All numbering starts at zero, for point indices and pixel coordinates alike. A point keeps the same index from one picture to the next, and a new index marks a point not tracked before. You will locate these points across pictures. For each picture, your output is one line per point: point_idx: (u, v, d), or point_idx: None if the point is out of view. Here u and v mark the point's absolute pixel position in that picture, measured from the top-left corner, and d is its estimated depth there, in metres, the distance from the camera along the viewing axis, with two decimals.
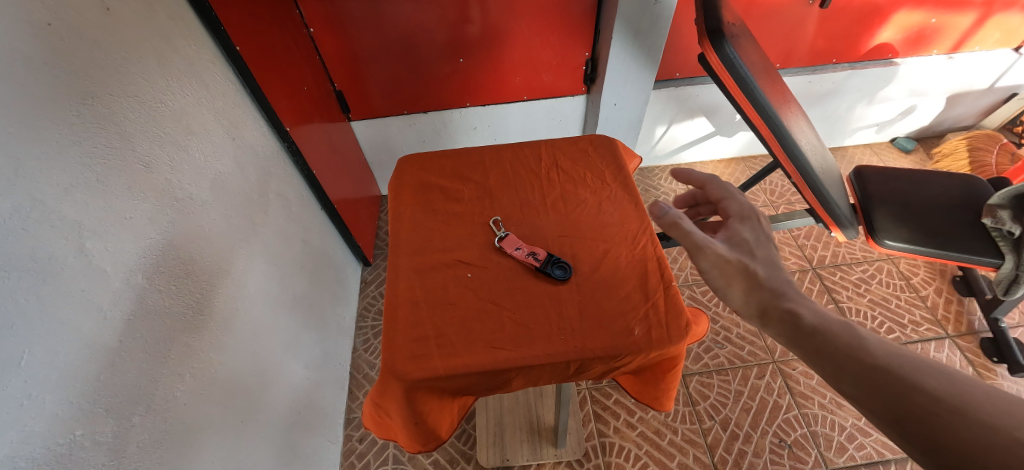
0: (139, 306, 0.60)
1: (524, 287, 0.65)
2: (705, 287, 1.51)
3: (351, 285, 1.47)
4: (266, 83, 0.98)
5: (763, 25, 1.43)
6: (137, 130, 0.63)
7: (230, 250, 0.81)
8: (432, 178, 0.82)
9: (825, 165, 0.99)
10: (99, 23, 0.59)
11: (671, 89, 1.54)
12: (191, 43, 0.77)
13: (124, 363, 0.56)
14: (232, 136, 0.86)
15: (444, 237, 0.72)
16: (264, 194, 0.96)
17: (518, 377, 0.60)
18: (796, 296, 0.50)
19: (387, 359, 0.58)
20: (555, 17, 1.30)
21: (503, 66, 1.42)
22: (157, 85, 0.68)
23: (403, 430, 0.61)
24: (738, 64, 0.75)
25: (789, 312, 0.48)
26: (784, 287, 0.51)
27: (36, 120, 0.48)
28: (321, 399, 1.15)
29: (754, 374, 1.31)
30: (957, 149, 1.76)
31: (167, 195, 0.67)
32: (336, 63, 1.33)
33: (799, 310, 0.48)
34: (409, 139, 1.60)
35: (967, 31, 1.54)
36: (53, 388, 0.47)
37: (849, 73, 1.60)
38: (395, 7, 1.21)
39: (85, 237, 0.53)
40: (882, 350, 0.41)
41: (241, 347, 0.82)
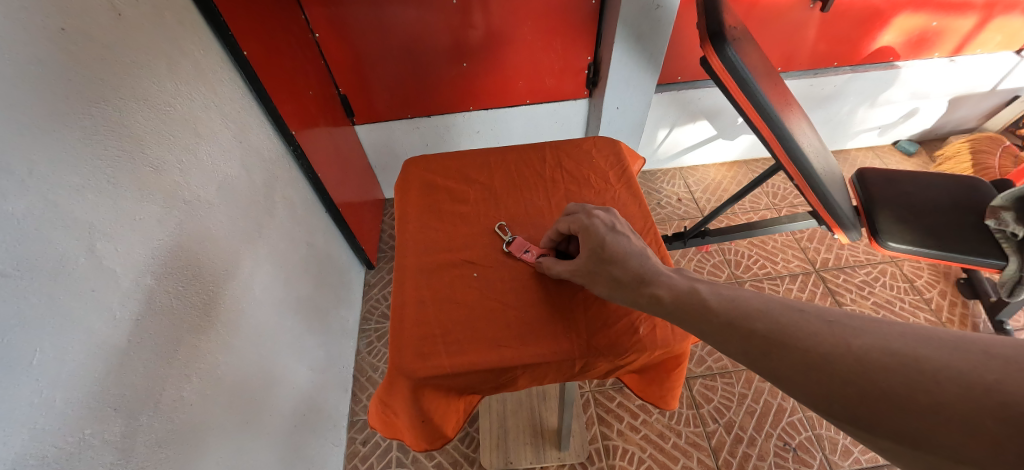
0: (148, 307, 0.60)
1: (530, 286, 0.66)
2: None
3: (354, 287, 1.48)
4: (272, 87, 0.99)
5: (764, 29, 1.44)
6: (147, 133, 0.64)
7: (236, 252, 0.82)
8: (437, 179, 0.82)
9: (827, 167, 0.99)
10: (110, 28, 0.60)
11: (672, 93, 1.55)
12: (199, 47, 0.78)
13: (132, 363, 0.57)
14: (238, 139, 0.87)
15: (450, 237, 0.72)
16: (269, 197, 0.97)
17: (523, 375, 0.60)
18: (658, 275, 0.53)
19: (395, 357, 0.58)
20: (557, 21, 1.31)
21: (506, 70, 1.43)
22: (167, 89, 0.69)
23: (410, 428, 0.62)
24: (740, 67, 0.75)
25: (615, 280, 0.55)
26: (642, 271, 0.54)
27: (48, 123, 0.49)
28: (324, 401, 1.15)
29: (758, 377, 1.31)
30: (960, 152, 1.76)
31: (175, 197, 0.68)
32: (340, 67, 1.34)
33: (659, 292, 0.51)
34: (413, 143, 1.61)
35: (969, 34, 1.55)
36: (64, 387, 0.48)
37: (851, 76, 1.60)
38: (399, 12, 1.22)
39: (96, 238, 0.53)
40: (722, 304, 0.46)
41: (246, 348, 0.82)
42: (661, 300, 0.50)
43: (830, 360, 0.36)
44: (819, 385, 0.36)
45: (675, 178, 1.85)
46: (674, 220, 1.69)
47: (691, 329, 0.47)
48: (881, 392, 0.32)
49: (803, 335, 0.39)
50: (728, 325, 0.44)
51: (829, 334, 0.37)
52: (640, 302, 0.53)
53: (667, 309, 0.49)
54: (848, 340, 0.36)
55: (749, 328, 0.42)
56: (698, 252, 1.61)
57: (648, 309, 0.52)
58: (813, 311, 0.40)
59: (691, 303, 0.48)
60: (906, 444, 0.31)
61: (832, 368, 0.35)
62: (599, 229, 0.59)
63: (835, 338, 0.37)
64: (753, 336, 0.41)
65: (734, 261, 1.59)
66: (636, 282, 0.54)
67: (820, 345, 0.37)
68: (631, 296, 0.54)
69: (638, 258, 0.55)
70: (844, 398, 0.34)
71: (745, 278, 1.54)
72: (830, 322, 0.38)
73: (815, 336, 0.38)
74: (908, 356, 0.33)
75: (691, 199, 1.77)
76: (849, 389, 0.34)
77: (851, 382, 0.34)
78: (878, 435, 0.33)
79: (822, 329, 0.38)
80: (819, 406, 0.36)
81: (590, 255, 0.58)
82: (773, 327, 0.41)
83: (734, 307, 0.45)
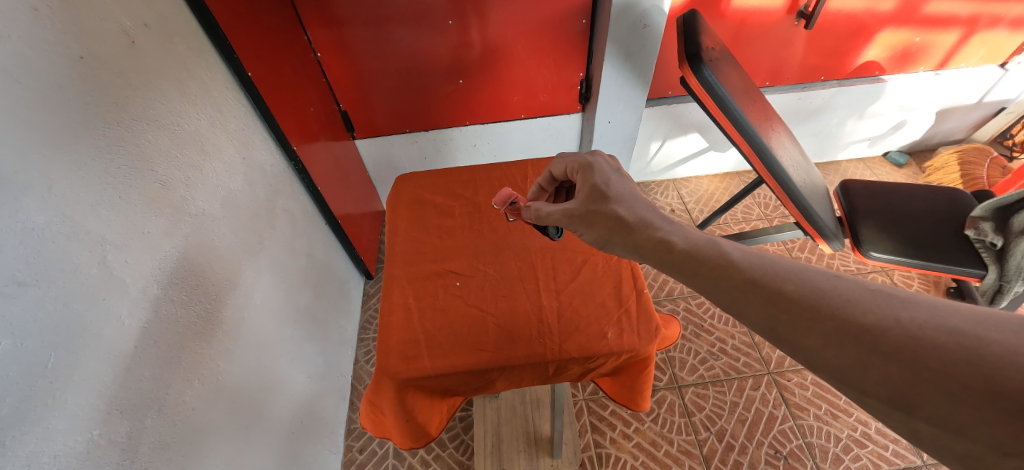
0: (153, 315, 0.64)
1: (509, 294, 0.69)
2: (700, 299, 1.53)
3: (353, 297, 1.51)
4: (275, 105, 1.04)
5: (750, 45, 1.49)
6: (157, 151, 0.68)
7: (238, 263, 0.85)
8: (426, 194, 0.86)
9: (807, 180, 1.03)
10: (125, 54, 0.64)
11: (664, 107, 1.59)
12: (206, 69, 0.82)
13: (138, 368, 0.60)
14: (242, 155, 0.91)
15: (436, 248, 0.76)
16: (271, 210, 1.01)
17: (501, 377, 0.63)
18: (666, 224, 0.55)
19: (381, 360, 0.61)
20: (549, 39, 1.36)
21: (501, 86, 1.48)
22: (176, 110, 0.73)
23: (396, 427, 0.64)
24: (716, 86, 0.80)
25: (618, 219, 0.58)
26: (647, 218, 0.57)
27: (66, 144, 0.53)
28: (322, 408, 1.17)
29: (749, 386, 1.32)
30: (948, 164, 1.79)
31: (181, 211, 0.72)
32: (341, 85, 1.39)
33: (672, 237, 0.52)
34: (411, 156, 1.66)
35: (952, 49, 1.59)
36: (74, 390, 0.51)
37: (837, 90, 1.64)
38: (397, 32, 1.28)
39: (107, 250, 0.57)
40: (746, 261, 0.45)
41: (247, 356, 0.85)
42: (674, 249, 0.51)
43: (875, 333, 0.35)
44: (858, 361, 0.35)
45: (668, 190, 1.89)
46: None
47: (706, 285, 0.47)
48: (933, 375, 0.32)
49: (842, 302, 0.38)
50: (752, 285, 0.43)
51: (873, 304, 0.37)
52: (650, 248, 0.54)
53: (680, 254, 0.50)
54: (896, 313, 0.35)
55: (778, 289, 0.42)
56: None
57: (658, 258, 0.53)
58: (851, 279, 0.39)
59: (710, 259, 0.48)
60: (951, 430, 0.31)
61: (877, 342, 0.35)
62: (602, 174, 0.63)
63: (881, 309, 0.36)
64: (782, 298, 0.41)
65: None
66: (642, 229, 0.56)
67: (863, 314, 0.36)
68: (638, 244, 0.55)
69: (639, 203, 0.59)
70: (884, 377, 0.34)
71: None
72: (873, 289, 0.37)
73: (857, 304, 0.37)
74: (966, 337, 0.32)
75: (684, 210, 1.80)
76: (892, 367, 0.33)
77: (895, 360, 0.33)
78: (913, 419, 0.32)
79: (864, 296, 0.37)
80: (852, 384, 0.36)
81: (590, 193, 0.61)
82: (807, 292, 0.40)
83: (760, 266, 0.44)
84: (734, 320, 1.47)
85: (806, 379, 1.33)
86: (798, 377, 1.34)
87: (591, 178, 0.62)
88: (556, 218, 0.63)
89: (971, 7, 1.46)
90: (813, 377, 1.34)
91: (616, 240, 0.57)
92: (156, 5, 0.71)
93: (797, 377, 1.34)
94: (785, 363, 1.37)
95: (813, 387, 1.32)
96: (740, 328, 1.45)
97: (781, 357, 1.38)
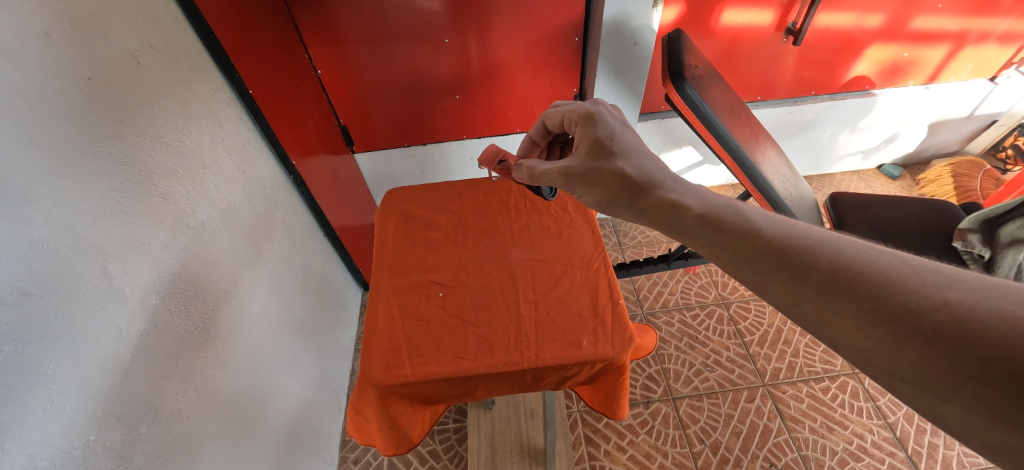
0: (152, 324, 0.66)
1: (489, 304, 0.71)
2: (695, 311, 1.54)
3: (350, 308, 1.53)
4: (276, 120, 1.07)
5: (741, 62, 1.52)
6: (159, 166, 0.71)
7: (235, 274, 0.88)
8: (413, 208, 0.89)
9: (792, 192, 1.05)
10: (130, 74, 0.67)
11: (657, 121, 1.62)
12: (209, 87, 0.86)
13: (135, 376, 0.62)
14: (242, 170, 0.94)
15: (421, 260, 0.78)
16: (269, 222, 1.03)
17: (480, 385, 0.65)
18: (676, 184, 0.57)
19: (364, 367, 0.63)
20: (544, 55, 1.40)
21: (497, 101, 1.52)
22: (178, 127, 0.76)
23: (379, 433, 0.66)
24: (699, 102, 0.83)
25: (622, 177, 0.60)
26: (652, 175, 0.59)
27: (73, 160, 0.56)
28: (316, 418, 1.17)
29: (744, 398, 1.32)
30: (942, 176, 1.79)
31: (181, 223, 0.74)
32: (341, 100, 1.43)
33: (687, 200, 0.53)
34: (409, 169, 1.69)
35: (941, 64, 1.62)
36: (72, 397, 0.53)
37: (829, 104, 1.67)
38: (396, 50, 1.32)
39: (109, 261, 0.60)
40: (775, 231, 0.45)
41: (243, 365, 0.87)
42: (691, 216, 0.52)
43: (919, 312, 0.33)
44: (892, 344, 0.34)
45: None
46: (662, 243, 1.74)
47: (730, 256, 0.46)
48: (980, 361, 0.30)
49: (881, 278, 0.36)
50: (779, 255, 0.43)
51: (917, 282, 0.35)
52: (664, 213, 0.55)
53: (695, 216, 0.51)
54: (941, 293, 0.34)
55: (809, 264, 0.41)
56: (685, 274, 1.64)
57: (676, 227, 0.53)
58: (890, 254, 0.38)
59: (734, 227, 0.47)
60: (987, 417, 0.30)
61: (918, 325, 0.33)
62: (605, 128, 0.66)
63: (924, 288, 0.35)
64: (814, 272, 0.40)
65: (721, 283, 1.62)
66: (650, 190, 0.58)
67: (904, 293, 0.35)
68: (644, 205, 0.57)
69: (645, 160, 0.61)
70: (920, 363, 0.33)
71: (731, 299, 1.57)
72: (915, 267, 0.36)
73: (897, 280, 0.36)
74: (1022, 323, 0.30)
75: None
76: (932, 353, 0.32)
77: (937, 344, 0.32)
78: (943, 404, 0.32)
79: (906, 273, 0.36)
80: (882, 367, 0.35)
81: (592, 149, 0.65)
82: (841, 265, 0.39)
83: (791, 237, 0.44)
84: (728, 332, 1.48)
85: (801, 391, 1.33)
86: (793, 390, 1.34)
87: (596, 131, 0.66)
88: (552, 177, 0.68)
89: (958, 23, 1.49)
90: (807, 389, 1.34)
91: (618, 199, 0.60)
92: (164, 28, 0.75)
93: (792, 389, 1.34)
94: (780, 375, 1.37)
95: (808, 399, 1.31)
96: (734, 340, 1.45)
97: (775, 369, 1.38)
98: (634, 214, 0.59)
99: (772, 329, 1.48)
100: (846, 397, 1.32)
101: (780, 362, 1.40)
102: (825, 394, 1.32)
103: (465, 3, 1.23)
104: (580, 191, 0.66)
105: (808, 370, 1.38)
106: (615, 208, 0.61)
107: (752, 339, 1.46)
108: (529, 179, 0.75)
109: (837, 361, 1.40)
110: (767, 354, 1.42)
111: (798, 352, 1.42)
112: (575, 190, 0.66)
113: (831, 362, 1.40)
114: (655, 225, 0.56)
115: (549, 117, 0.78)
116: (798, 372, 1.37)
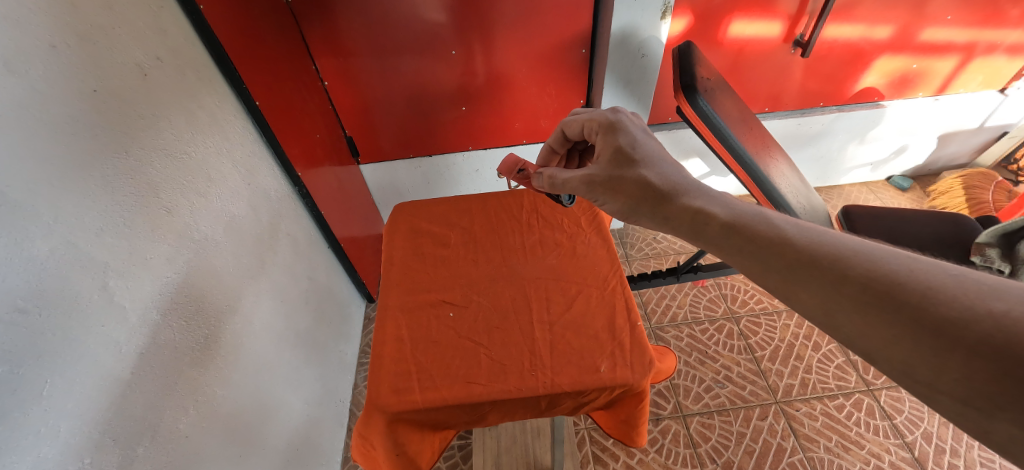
0: (151, 341, 0.64)
1: (503, 325, 0.70)
2: (704, 325, 1.51)
3: (354, 321, 1.51)
4: (282, 132, 1.07)
5: (748, 74, 1.51)
6: (163, 179, 0.70)
7: (238, 288, 0.86)
8: (422, 223, 0.88)
9: (807, 204, 1.03)
10: (136, 86, 0.66)
11: (664, 132, 1.61)
12: (215, 99, 0.85)
13: (133, 395, 0.60)
14: (247, 181, 0.93)
15: (432, 278, 0.77)
16: (273, 234, 1.02)
17: (492, 411, 0.63)
18: (701, 190, 0.55)
19: (371, 392, 0.62)
20: (551, 67, 1.40)
21: (503, 112, 1.51)
22: (184, 139, 0.75)
23: (386, 460, 0.63)
24: (711, 115, 0.82)
25: (645, 186, 0.59)
26: (676, 182, 0.57)
27: (74, 173, 0.55)
28: (317, 435, 1.15)
29: (756, 415, 1.29)
30: (953, 188, 1.77)
31: (184, 237, 0.73)
32: (347, 112, 1.42)
33: (712, 208, 0.51)
34: (415, 181, 1.68)
35: (950, 75, 1.61)
36: (67, 418, 0.51)
37: (838, 116, 1.66)
38: (403, 62, 1.32)
39: (109, 276, 0.58)
40: (805, 241, 0.43)
41: (245, 381, 0.85)
42: (717, 223, 0.50)
43: (962, 326, 0.32)
44: (932, 356, 0.33)
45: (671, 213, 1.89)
46: (669, 255, 1.72)
47: (760, 265, 0.44)
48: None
49: (919, 288, 0.35)
50: (810, 265, 0.41)
51: (958, 292, 0.33)
52: (689, 221, 0.53)
53: (722, 224, 0.49)
54: (986, 304, 0.32)
55: (843, 271, 0.39)
56: (694, 287, 1.62)
57: (702, 235, 0.51)
58: (927, 262, 0.36)
59: (763, 236, 0.45)
60: None
61: (961, 336, 0.32)
62: (628, 136, 0.64)
63: (967, 299, 0.33)
64: (848, 281, 0.38)
65: (730, 296, 1.59)
66: (674, 197, 0.56)
67: (946, 304, 0.33)
68: (668, 213, 0.55)
69: (667, 167, 0.60)
70: (965, 375, 0.31)
71: (741, 313, 1.54)
72: (956, 275, 0.34)
73: (936, 290, 0.34)
74: None
75: None
76: (978, 365, 0.31)
77: (983, 356, 0.30)
78: (991, 421, 0.30)
79: (946, 283, 0.34)
80: (920, 380, 0.34)
81: (614, 158, 0.63)
82: (877, 274, 0.37)
83: (821, 246, 0.41)
84: (738, 347, 1.45)
85: (814, 409, 1.30)
86: (807, 407, 1.30)
87: (616, 140, 0.64)
88: (574, 185, 0.68)
89: (967, 35, 1.48)
90: (821, 407, 1.30)
91: (642, 207, 0.59)
92: (171, 40, 0.74)
93: (805, 406, 1.30)
94: (792, 392, 1.33)
95: (822, 417, 1.28)
96: (745, 355, 1.42)
97: (788, 385, 1.35)
98: (659, 223, 0.57)
99: (783, 344, 1.45)
100: (862, 415, 1.28)
101: (792, 378, 1.37)
102: (839, 412, 1.29)
103: (472, 15, 1.23)
104: (602, 198, 0.64)
105: (821, 387, 1.34)
106: (638, 216, 0.60)
107: (764, 354, 1.42)
108: (550, 187, 0.74)
109: (851, 378, 1.36)
110: (779, 370, 1.39)
111: (811, 368, 1.39)
112: (597, 198, 0.65)
113: (845, 379, 1.36)
114: (681, 233, 0.54)
115: (568, 125, 0.77)
116: (811, 389, 1.34)
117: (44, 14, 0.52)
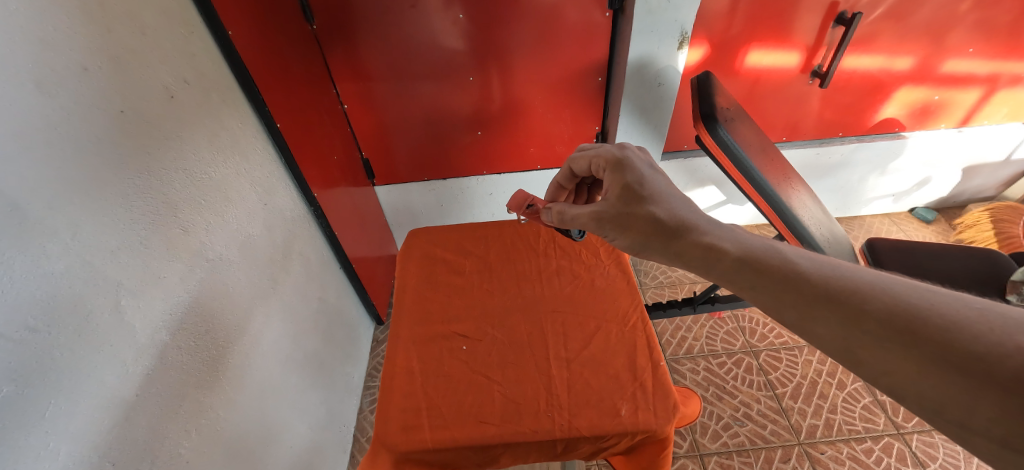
0: (159, 361, 0.63)
1: (517, 360, 0.68)
2: (721, 359, 1.45)
3: (362, 343, 1.50)
4: (300, 152, 1.08)
5: (765, 103, 1.51)
6: (182, 198, 0.70)
7: (248, 308, 0.85)
8: (437, 251, 0.87)
9: (830, 237, 0.99)
10: (162, 107, 0.68)
11: (679, 160, 1.61)
12: (237, 120, 0.86)
13: (135, 418, 0.59)
14: (264, 201, 0.94)
15: (445, 309, 0.76)
16: (287, 253, 1.02)
17: (505, 453, 0.60)
18: (714, 228, 0.52)
19: (380, 430, 0.60)
20: (568, 94, 1.41)
21: (519, 138, 1.52)
22: (205, 160, 0.76)
23: None
24: (730, 143, 0.82)
25: (654, 222, 0.57)
26: (685, 219, 0.55)
27: (96, 192, 0.55)
28: (320, 460, 1.12)
29: (778, 457, 1.22)
30: (980, 221, 1.70)
31: (199, 255, 0.73)
32: (366, 135, 1.45)
33: (722, 243, 0.49)
34: (429, 203, 1.68)
35: (973, 107, 1.58)
36: (68, 440, 0.49)
37: (857, 146, 1.64)
38: (421, 86, 1.34)
39: (122, 295, 0.58)
40: (820, 275, 0.40)
41: (249, 406, 0.83)
42: (729, 259, 0.47)
43: (995, 359, 0.29)
44: (964, 394, 0.30)
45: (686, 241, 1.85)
46: (685, 284, 1.68)
47: (774, 301, 0.42)
48: None
49: (943, 324, 0.32)
50: (828, 300, 0.38)
51: (984, 326, 0.31)
52: (701, 258, 0.51)
53: (735, 260, 0.47)
54: (1013, 339, 0.30)
55: (861, 308, 0.36)
56: (711, 319, 1.57)
57: (714, 271, 0.49)
58: (948, 295, 0.34)
59: (777, 270, 0.43)
60: None
61: (991, 374, 0.29)
62: (634, 173, 0.63)
63: (994, 334, 0.30)
64: (865, 317, 0.36)
65: (749, 329, 1.54)
66: (684, 234, 0.53)
67: (971, 339, 0.31)
68: (679, 249, 0.53)
69: (677, 203, 0.57)
70: (1000, 415, 0.29)
71: (761, 347, 1.48)
72: (979, 309, 0.32)
73: (962, 325, 0.32)
74: None
75: None
76: (1011, 404, 0.28)
77: (1017, 395, 0.28)
78: None
79: (967, 317, 0.32)
80: (953, 420, 0.31)
81: (621, 194, 0.61)
82: (898, 309, 0.35)
83: (838, 281, 0.39)
84: (757, 382, 1.39)
85: (840, 452, 1.22)
86: (832, 450, 1.23)
87: (625, 176, 0.63)
88: (584, 221, 0.66)
89: (989, 67, 1.46)
90: (848, 450, 1.23)
91: (653, 243, 0.56)
92: (198, 64, 0.76)
93: (831, 449, 1.23)
94: (816, 433, 1.27)
95: (848, 461, 1.21)
96: (765, 392, 1.36)
97: (811, 425, 1.28)
98: (670, 259, 0.55)
99: (806, 381, 1.39)
100: (892, 461, 1.20)
101: (816, 418, 1.30)
102: (867, 456, 1.21)
103: (489, 42, 1.26)
104: (612, 235, 0.62)
105: (847, 428, 1.27)
106: (649, 252, 0.57)
107: (785, 392, 1.36)
108: (559, 222, 0.73)
109: (879, 420, 1.29)
110: (802, 409, 1.32)
111: (835, 408, 1.32)
112: (607, 234, 0.63)
113: (873, 420, 1.29)
114: (693, 270, 0.52)
115: (575, 161, 0.76)
116: (836, 430, 1.27)
117: (76, 36, 0.54)
